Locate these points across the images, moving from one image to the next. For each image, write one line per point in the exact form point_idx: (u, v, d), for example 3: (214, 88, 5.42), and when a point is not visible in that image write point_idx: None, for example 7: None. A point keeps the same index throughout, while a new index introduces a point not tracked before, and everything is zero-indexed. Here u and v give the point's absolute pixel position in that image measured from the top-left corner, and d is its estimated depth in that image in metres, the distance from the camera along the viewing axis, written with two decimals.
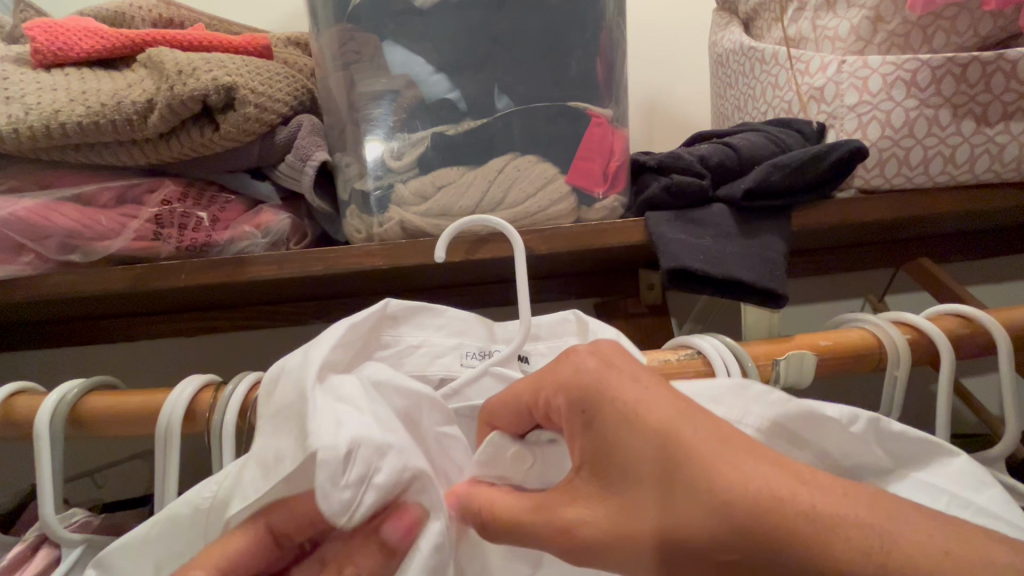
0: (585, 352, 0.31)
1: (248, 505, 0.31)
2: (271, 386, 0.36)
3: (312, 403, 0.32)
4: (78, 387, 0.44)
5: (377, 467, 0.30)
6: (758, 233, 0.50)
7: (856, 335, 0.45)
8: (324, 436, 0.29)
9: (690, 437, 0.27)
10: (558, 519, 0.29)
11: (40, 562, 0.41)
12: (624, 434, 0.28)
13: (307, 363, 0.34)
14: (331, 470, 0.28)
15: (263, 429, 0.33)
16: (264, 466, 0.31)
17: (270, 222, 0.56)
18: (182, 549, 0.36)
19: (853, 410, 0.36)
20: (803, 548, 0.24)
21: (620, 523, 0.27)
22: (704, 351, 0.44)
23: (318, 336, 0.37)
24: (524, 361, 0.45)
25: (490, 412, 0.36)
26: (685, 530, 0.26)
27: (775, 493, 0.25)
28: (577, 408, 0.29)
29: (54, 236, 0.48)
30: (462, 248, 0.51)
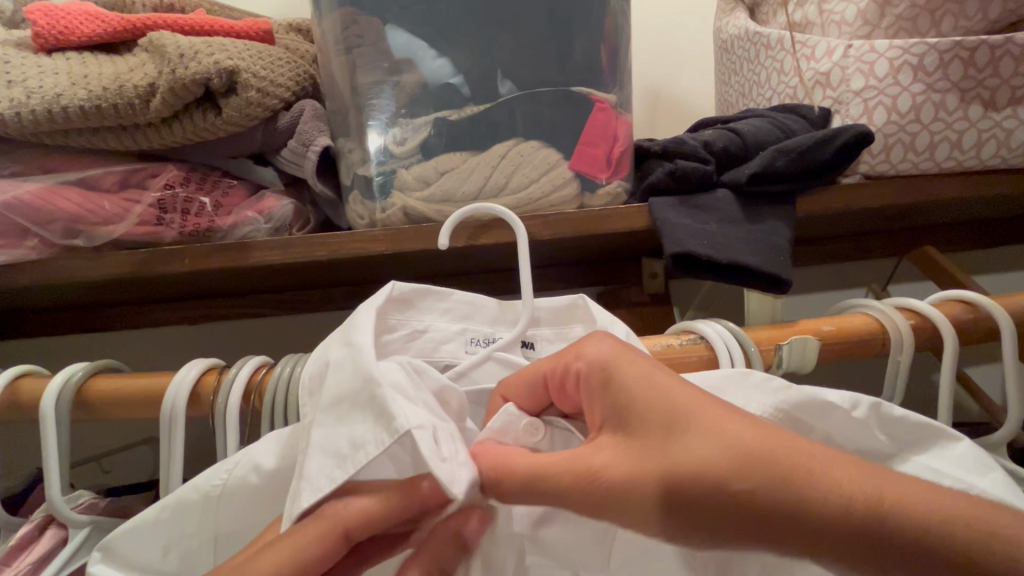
0: (605, 338, 0.33)
1: (320, 494, 0.29)
2: (319, 378, 0.37)
3: (386, 389, 0.32)
4: (83, 369, 0.44)
5: (457, 447, 0.31)
6: (763, 219, 0.50)
7: (859, 321, 0.45)
8: (411, 416, 0.30)
9: (695, 390, 0.28)
10: (580, 466, 0.28)
11: (48, 542, 0.42)
12: (638, 387, 0.29)
13: (360, 353, 0.35)
14: (427, 443, 0.29)
15: (324, 420, 0.33)
16: (338, 454, 0.30)
17: (273, 208, 0.55)
18: (191, 529, 0.37)
19: (855, 396, 0.36)
20: (810, 495, 0.24)
21: (637, 465, 0.27)
22: (707, 336, 0.44)
23: (354, 325, 0.38)
24: (529, 347, 0.45)
25: (506, 385, 0.38)
26: (702, 466, 0.25)
27: (784, 445, 0.25)
28: (595, 372, 0.31)
29: (58, 221, 0.49)
30: (466, 234, 0.51)
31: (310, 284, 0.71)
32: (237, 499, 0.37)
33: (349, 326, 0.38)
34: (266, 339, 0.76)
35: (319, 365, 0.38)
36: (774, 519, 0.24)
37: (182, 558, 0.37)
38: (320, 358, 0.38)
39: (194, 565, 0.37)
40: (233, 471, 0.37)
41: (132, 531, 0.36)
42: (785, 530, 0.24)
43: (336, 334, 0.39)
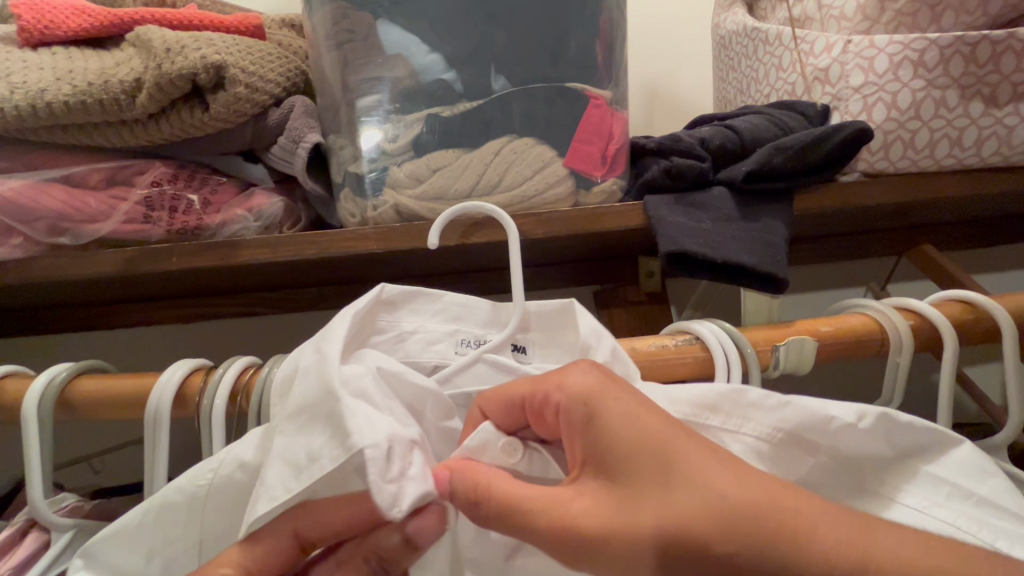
0: (587, 368, 0.33)
1: (276, 503, 0.30)
2: (287, 381, 0.37)
3: (346, 402, 0.32)
4: (67, 369, 0.44)
5: (411, 460, 0.30)
6: (759, 217, 0.49)
7: (857, 321, 0.44)
8: (366, 433, 0.29)
9: (678, 433, 0.30)
10: (560, 513, 0.29)
11: (29, 546, 0.41)
12: (623, 432, 0.30)
13: (326, 361, 0.34)
14: (378, 464, 0.28)
15: (286, 428, 0.33)
16: (296, 465, 0.31)
17: (263, 206, 0.54)
18: (176, 532, 0.36)
19: (861, 407, 0.35)
20: (782, 543, 0.26)
21: (615, 514, 0.29)
22: (702, 337, 0.43)
23: (328, 329, 0.37)
24: (520, 351, 0.43)
25: (485, 398, 0.37)
26: (683, 516, 0.27)
27: (762, 496, 0.27)
28: (578, 406, 0.32)
29: (43, 218, 0.48)
30: (457, 232, 0.50)
31: (302, 283, 0.71)
32: (223, 499, 0.36)
33: (325, 329, 0.37)
34: (258, 339, 0.75)
35: (290, 367, 0.38)
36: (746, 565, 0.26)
37: (166, 562, 0.36)
38: (293, 360, 0.38)
39: (180, 568, 0.36)
40: (218, 471, 0.36)
41: (114, 537, 0.36)
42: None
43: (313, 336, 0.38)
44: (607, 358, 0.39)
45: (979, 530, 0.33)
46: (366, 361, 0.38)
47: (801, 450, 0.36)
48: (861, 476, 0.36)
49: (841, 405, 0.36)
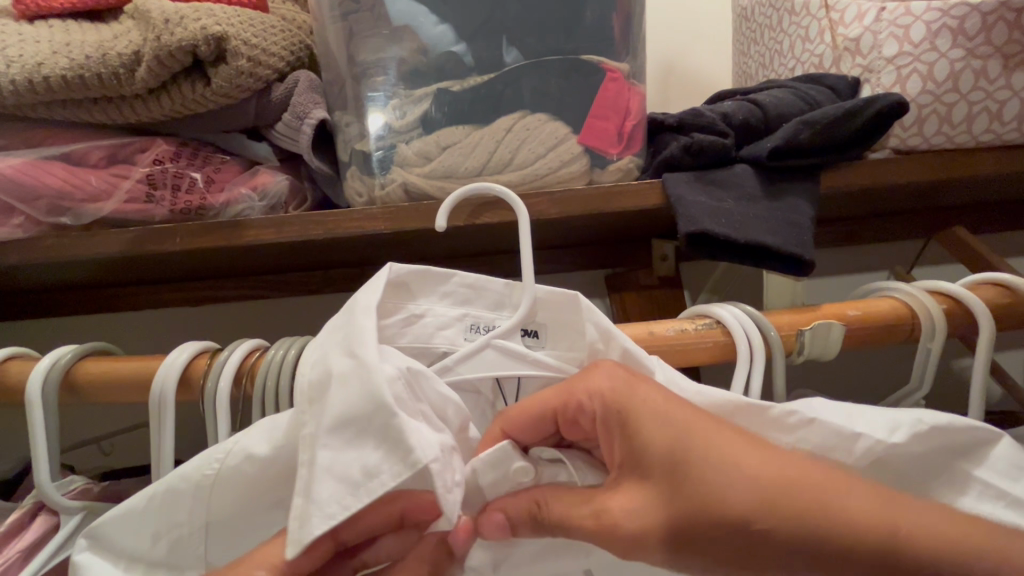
0: (612, 370, 0.34)
1: (333, 521, 0.29)
2: (320, 389, 0.33)
3: (402, 415, 0.31)
4: (73, 351, 0.43)
5: (454, 466, 0.33)
6: (783, 196, 0.47)
7: (887, 305, 0.42)
8: (427, 447, 0.31)
9: (705, 423, 0.31)
10: (600, 513, 0.31)
11: (38, 529, 0.40)
12: (653, 426, 0.31)
13: (368, 366, 0.32)
14: (441, 473, 0.31)
15: (331, 441, 0.31)
16: (351, 482, 0.30)
17: (268, 184, 0.53)
18: (183, 518, 0.35)
19: (894, 419, 0.35)
20: (816, 518, 0.28)
21: (656, 505, 0.30)
22: (723, 321, 0.42)
23: (358, 329, 0.35)
24: (531, 336, 0.41)
25: (510, 419, 0.36)
26: (719, 500, 0.29)
27: (789, 475, 0.29)
28: (613, 410, 0.33)
29: (43, 197, 0.47)
30: (466, 213, 0.48)
31: (309, 266, 0.69)
32: (230, 489, 0.35)
33: (352, 325, 0.35)
34: (265, 322, 0.74)
35: (319, 370, 0.34)
36: (784, 542, 0.28)
37: (171, 548, 0.36)
38: (317, 360, 0.35)
39: (186, 554, 0.36)
40: (225, 462, 0.35)
41: (117, 522, 0.35)
42: (791, 551, 0.28)
43: (339, 332, 0.36)
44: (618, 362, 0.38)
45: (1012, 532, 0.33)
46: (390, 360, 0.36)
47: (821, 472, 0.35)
48: (892, 475, 0.35)
49: (875, 417, 0.35)
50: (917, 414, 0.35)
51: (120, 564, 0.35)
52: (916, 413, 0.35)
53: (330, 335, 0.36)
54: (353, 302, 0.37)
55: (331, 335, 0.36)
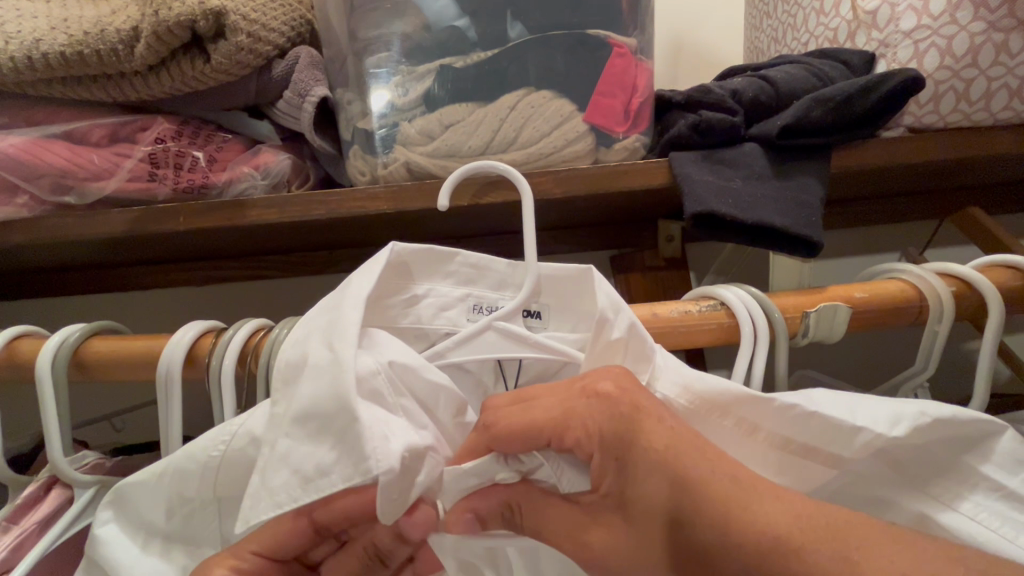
0: (605, 400, 0.33)
1: (279, 509, 0.30)
2: (293, 373, 0.34)
3: (363, 420, 0.31)
4: (80, 330, 0.44)
5: (417, 470, 0.32)
6: (793, 175, 0.46)
7: (894, 288, 0.42)
8: (382, 454, 0.30)
9: (706, 470, 0.31)
10: (582, 541, 0.33)
11: (53, 502, 0.41)
12: (650, 472, 0.32)
13: (341, 363, 0.32)
14: (393, 484, 0.30)
15: (293, 431, 0.32)
16: (303, 476, 0.31)
17: (270, 163, 0.52)
18: (193, 494, 0.36)
19: (895, 413, 0.34)
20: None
21: (647, 541, 0.32)
22: (728, 303, 0.41)
23: (341, 320, 0.34)
24: (534, 317, 0.41)
25: (497, 437, 0.34)
26: (712, 550, 0.30)
27: (792, 536, 0.29)
28: (617, 440, 0.32)
29: (46, 176, 0.47)
30: (469, 192, 0.48)
31: (313, 246, 0.70)
32: (235, 471, 0.35)
33: (336, 315, 0.35)
34: (271, 302, 0.74)
35: (299, 351, 0.35)
36: None
37: (185, 521, 0.37)
38: (299, 343, 0.35)
39: (201, 527, 0.37)
40: (231, 443, 0.35)
41: (138, 495, 0.36)
42: None
43: (323, 319, 0.36)
44: (623, 333, 0.38)
45: (1006, 525, 0.33)
46: (376, 351, 0.36)
47: (823, 462, 0.36)
48: (895, 464, 0.35)
49: (876, 409, 0.35)
50: (919, 407, 0.34)
51: (139, 536, 0.36)
52: (919, 406, 0.34)
53: (316, 318, 0.36)
54: (343, 289, 0.36)
55: (314, 320, 0.36)
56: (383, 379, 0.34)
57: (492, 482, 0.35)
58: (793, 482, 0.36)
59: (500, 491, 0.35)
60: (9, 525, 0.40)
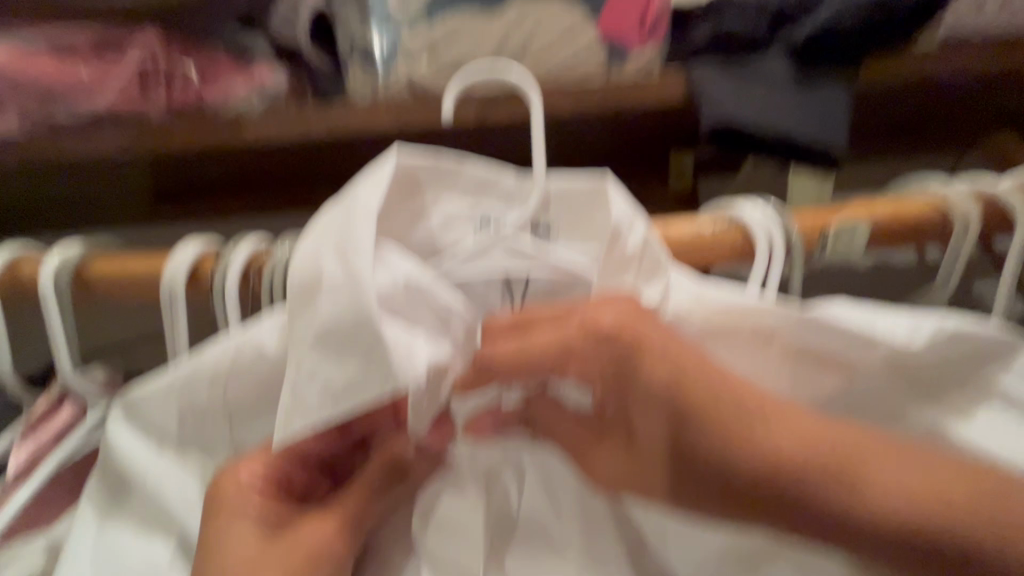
0: (615, 319, 0.31)
1: (315, 422, 0.31)
2: (309, 291, 0.33)
3: (387, 337, 0.31)
4: (80, 248, 0.43)
5: (439, 384, 0.34)
6: (819, 86, 0.43)
7: (917, 206, 0.40)
8: (409, 367, 0.32)
9: (708, 396, 0.30)
10: (584, 453, 0.35)
11: (68, 412, 0.42)
12: (652, 400, 0.31)
13: (360, 280, 0.31)
14: (419, 394, 0.32)
15: (318, 349, 0.32)
16: (333, 391, 0.31)
17: (267, 79, 0.49)
18: (202, 402, 0.37)
19: (917, 321, 0.34)
20: (805, 489, 0.29)
21: (642, 458, 0.32)
22: (745, 222, 0.40)
23: (353, 234, 0.33)
24: (542, 233, 0.39)
25: (493, 367, 0.33)
26: (710, 471, 0.30)
27: (786, 453, 0.29)
28: (626, 364, 0.31)
29: (32, 91, 0.45)
30: (474, 107, 0.45)
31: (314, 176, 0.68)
32: (247, 379, 0.36)
33: (347, 228, 0.33)
34: None
35: (309, 267, 0.33)
36: (772, 508, 0.29)
37: (193, 430, 0.37)
38: (309, 258, 0.34)
39: (208, 436, 0.38)
40: (237, 352, 0.36)
41: (145, 399, 0.37)
42: (782, 516, 0.29)
43: (333, 232, 0.34)
44: (638, 249, 0.36)
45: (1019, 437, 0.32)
46: (387, 265, 0.35)
47: (836, 373, 0.35)
48: (908, 379, 0.35)
49: (897, 320, 0.34)
50: (941, 320, 0.34)
51: (150, 441, 0.38)
52: (940, 319, 0.34)
53: (322, 230, 0.34)
54: (349, 202, 0.34)
55: (323, 232, 0.34)
56: (398, 294, 0.34)
57: (501, 400, 0.36)
58: (805, 396, 0.36)
59: (514, 411, 0.36)
60: (26, 433, 0.41)
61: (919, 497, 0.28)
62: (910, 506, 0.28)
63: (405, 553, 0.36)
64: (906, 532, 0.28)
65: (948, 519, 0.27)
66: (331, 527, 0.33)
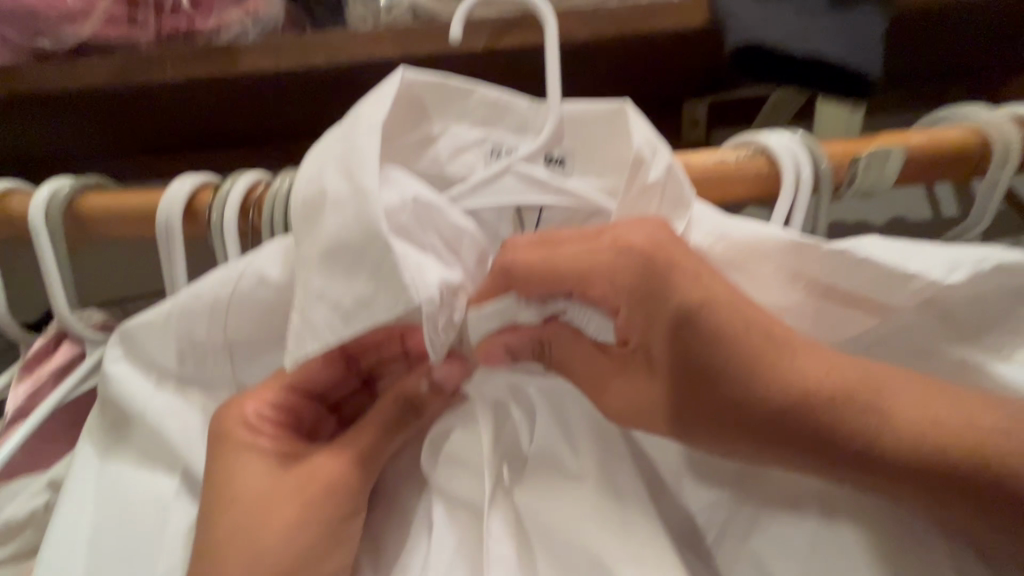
0: (642, 240, 0.31)
1: (325, 345, 0.29)
2: (313, 209, 0.31)
3: (398, 252, 0.29)
4: (72, 184, 0.41)
5: (454, 306, 0.33)
6: (854, 6, 0.40)
7: (953, 134, 0.38)
8: (421, 285, 0.30)
9: (740, 322, 0.29)
10: (602, 388, 0.33)
11: (64, 356, 0.41)
12: (682, 326, 0.30)
13: (366, 193, 0.30)
14: (433, 315, 0.30)
15: (325, 268, 0.30)
16: (343, 310, 0.29)
17: (261, 7, 0.46)
18: (202, 338, 0.35)
19: (953, 259, 0.32)
20: (843, 418, 0.27)
21: (659, 389, 0.31)
22: (771, 150, 0.38)
23: (358, 149, 0.31)
24: (557, 164, 0.37)
25: (516, 280, 0.32)
26: (739, 403, 0.29)
27: (822, 382, 0.28)
28: (647, 291, 0.31)
29: (17, 15, 0.42)
30: (484, 34, 0.43)
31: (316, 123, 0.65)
32: (249, 312, 0.35)
33: (352, 143, 0.32)
34: None
35: (314, 185, 0.32)
36: (806, 440, 0.28)
37: (193, 368, 0.36)
38: (313, 179, 0.32)
39: (210, 374, 0.37)
40: (240, 282, 0.34)
41: (142, 334, 0.36)
42: (814, 449, 0.28)
43: (337, 148, 0.32)
44: (661, 176, 0.35)
45: None
46: (397, 187, 0.34)
47: (862, 312, 0.34)
48: (942, 315, 0.33)
49: (933, 257, 0.32)
50: (982, 253, 0.32)
51: (147, 379, 0.36)
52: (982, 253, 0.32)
53: (327, 150, 0.33)
54: (354, 117, 0.33)
55: (326, 150, 0.32)
56: (409, 215, 0.33)
57: (516, 324, 0.34)
58: (828, 334, 0.35)
59: (529, 329, 0.34)
60: (24, 374, 0.40)
61: (951, 432, 0.26)
62: (939, 438, 0.26)
63: (418, 487, 0.36)
64: (932, 465, 0.26)
65: (978, 453, 0.26)
66: (344, 459, 0.32)
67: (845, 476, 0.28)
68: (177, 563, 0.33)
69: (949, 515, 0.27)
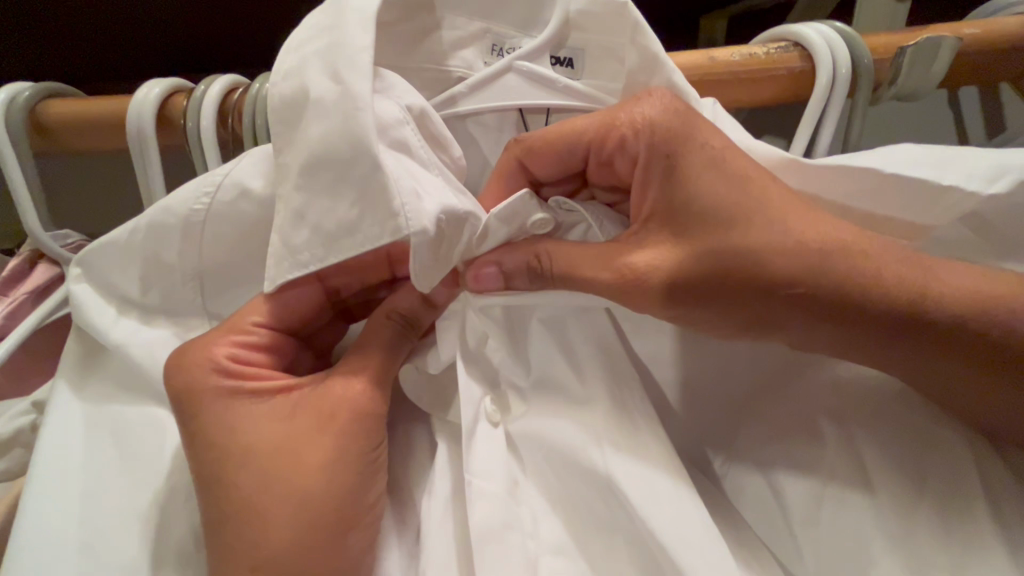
0: (659, 99, 0.30)
1: (306, 270, 0.27)
2: (291, 111, 0.28)
3: (389, 171, 0.26)
4: (32, 90, 0.37)
5: (458, 240, 0.29)
6: None
7: (1010, 23, 0.35)
8: (415, 209, 0.26)
9: (768, 180, 0.29)
10: (622, 262, 0.30)
11: (42, 277, 0.39)
12: (708, 175, 0.29)
13: (355, 98, 0.26)
14: (424, 249, 0.26)
15: (305, 182, 0.27)
16: (325, 234, 0.27)
17: None
18: (171, 262, 0.33)
19: (999, 167, 0.28)
20: (868, 285, 0.26)
21: (676, 257, 0.29)
22: (806, 44, 0.34)
23: (346, 46, 0.28)
24: (564, 65, 0.34)
25: (529, 149, 0.32)
26: (762, 260, 0.27)
27: (842, 242, 0.27)
28: (659, 153, 0.29)
29: None
30: None
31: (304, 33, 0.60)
32: (226, 227, 0.33)
33: (339, 33, 0.28)
34: None
35: (295, 83, 0.28)
36: (822, 308, 0.27)
37: (162, 294, 0.34)
38: (292, 72, 0.29)
39: (182, 300, 0.34)
40: (216, 196, 0.32)
41: (103, 254, 0.33)
42: (833, 316, 0.27)
43: (321, 40, 0.29)
44: None
45: None
46: (393, 96, 0.30)
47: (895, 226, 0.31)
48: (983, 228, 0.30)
49: (972, 166, 0.29)
50: None
51: (115, 305, 0.34)
52: None
53: (308, 36, 0.29)
54: (340, 5, 0.29)
55: (307, 42, 0.29)
56: (413, 130, 0.29)
57: (524, 235, 0.32)
58: None
59: (524, 246, 0.31)
60: None
61: (964, 291, 0.26)
62: (950, 294, 0.26)
63: (416, 420, 0.35)
64: (947, 313, 0.26)
65: (990, 309, 0.26)
66: None
67: (863, 346, 0.27)
68: (166, 486, 0.32)
69: (959, 376, 0.27)
